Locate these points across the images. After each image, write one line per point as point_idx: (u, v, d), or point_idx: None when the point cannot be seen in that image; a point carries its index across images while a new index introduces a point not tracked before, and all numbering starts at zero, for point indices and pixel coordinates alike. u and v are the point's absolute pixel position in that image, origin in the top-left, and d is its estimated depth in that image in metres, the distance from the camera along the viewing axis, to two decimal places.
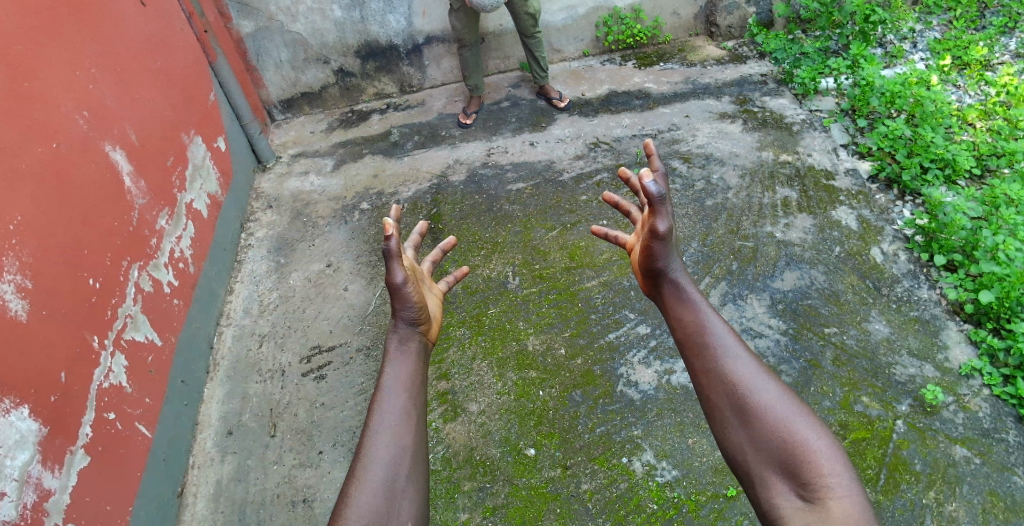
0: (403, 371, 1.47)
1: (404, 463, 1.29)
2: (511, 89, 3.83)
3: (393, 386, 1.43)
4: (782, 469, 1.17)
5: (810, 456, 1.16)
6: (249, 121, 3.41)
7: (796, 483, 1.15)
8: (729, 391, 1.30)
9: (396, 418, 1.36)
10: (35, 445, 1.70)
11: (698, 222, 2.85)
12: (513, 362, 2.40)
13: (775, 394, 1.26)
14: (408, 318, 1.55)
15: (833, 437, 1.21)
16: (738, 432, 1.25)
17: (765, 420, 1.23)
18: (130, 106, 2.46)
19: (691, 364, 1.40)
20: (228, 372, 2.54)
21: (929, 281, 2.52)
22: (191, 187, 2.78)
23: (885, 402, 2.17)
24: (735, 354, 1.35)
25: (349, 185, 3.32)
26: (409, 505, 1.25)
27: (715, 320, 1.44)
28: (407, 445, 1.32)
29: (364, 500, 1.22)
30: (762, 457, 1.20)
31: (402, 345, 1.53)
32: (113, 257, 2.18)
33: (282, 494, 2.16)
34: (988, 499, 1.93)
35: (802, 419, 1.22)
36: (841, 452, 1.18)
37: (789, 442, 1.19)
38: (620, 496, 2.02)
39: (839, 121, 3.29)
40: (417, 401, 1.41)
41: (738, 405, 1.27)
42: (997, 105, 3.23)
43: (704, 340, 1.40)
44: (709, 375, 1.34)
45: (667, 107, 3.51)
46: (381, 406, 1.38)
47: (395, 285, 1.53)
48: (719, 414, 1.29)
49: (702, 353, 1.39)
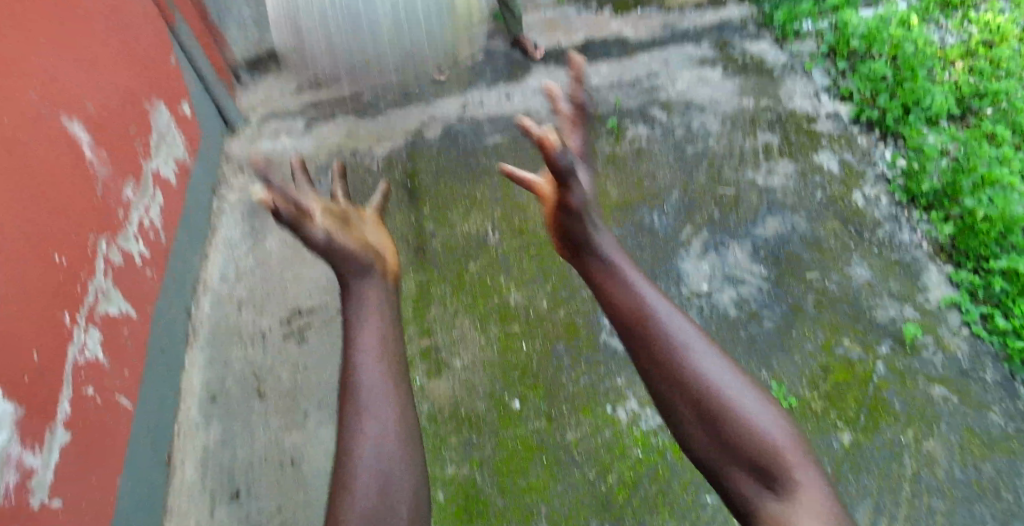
0: (370, 334, 1.38)
1: (392, 439, 1.24)
2: (486, 39, 3.70)
3: (364, 358, 1.34)
4: (750, 464, 1.14)
5: (776, 447, 1.13)
6: (216, 82, 3.27)
7: (766, 478, 1.12)
8: (684, 384, 1.23)
9: (374, 394, 1.29)
10: (14, 425, 1.66)
11: (678, 170, 2.81)
12: (495, 316, 2.39)
13: (729, 381, 1.22)
14: (358, 265, 1.49)
15: (789, 419, 1.20)
16: (701, 430, 1.20)
17: (725, 412, 1.18)
18: (89, 71, 2.33)
19: (638, 353, 1.33)
20: (209, 340, 2.50)
21: (910, 224, 2.52)
22: (157, 154, 2.68)
23: (866, 344, 2.19)
24: (685, 339, 1.29)
25: (323, 144, 3.24)
26: (406, 484, 1.20)
27: (661, 305, 1.36)
28: (391, 417, 1.27)
29: (362, 490, 1.17)
30: (728, 452, 1.16)
31: (364, 302, 1.45)
32: (79, 231, 2.10)
33: (269, 457, 2.16)
34: (965, 435, 1.98)
35: (762, 406, 1.19)
36: (800, 436, 1.18)
37: (755, 434, 1.15)
38: (606, 445, 2.04)
39: (820, 64, 3.21)
40: (390, 369, 1.34)
41: (695, 398, 1.22)
42: (980, 45, 3.20)
43: (648, 325, 1.32)
44: (660, 365, 1.27)
45: (645, 54, 3.41)
46: (356, 383, 1.31)
47: (322, 246, 1.47)
48: (676, 410, 1.23)
49: (651, 343, 1.30)
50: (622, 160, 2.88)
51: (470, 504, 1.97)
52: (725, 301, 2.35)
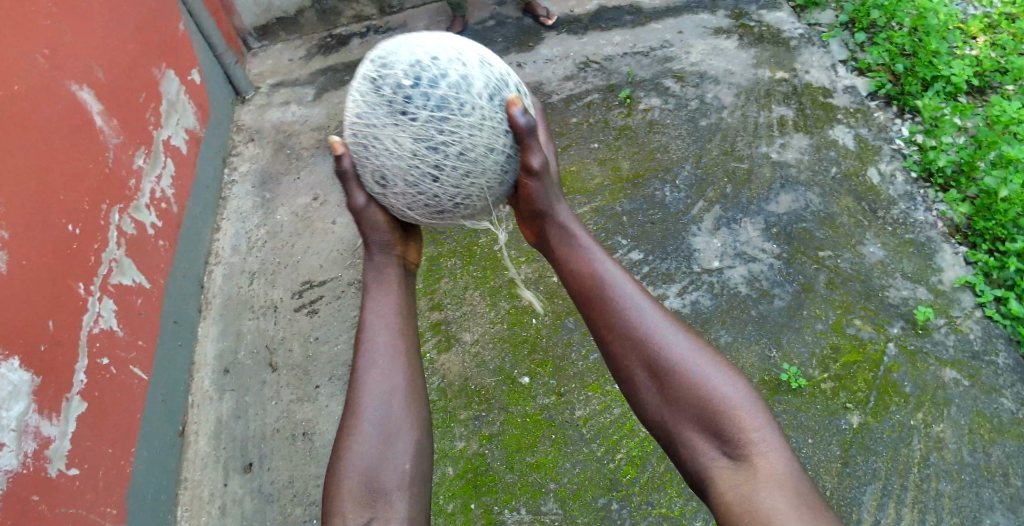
0: (386, 306, 1.44)
1: (398, 399, 1.30)
2: (496, 6, 3.61)
3: (377, 324, 1.40)
4: (703, 427, 1.15)
5: (728, 409, 1.14)
6: (223, 50, 3.22)
7: (719, 440, 1.13)
8: (639, 351, 1.26)
9: (384, 358, 1.34)
10: (29, 395, 1.68)
11: (691, 143, 2.77)
12: (506, 291, 2.39)
13: (684, 346, 1.24)
14: (380, 244, 1.53)
15: (748, 382, 1.20)
16: (655, 399, 1.22)
17: (678, 376, 1.20)
18: (90, 37, 2.28)
19: (597, 324, 1.36)
20: (220, 312, 2.52)
21: (926, 203, 2.48)
22: (168, 123, 2.66)
23: (878, 325, 2.19)
24: (640, 309, 1.31)
25: (332, 114, 3.20)
26: (407, 443, 1.27)
27: (618, 277, 1.39)
28: (399, 383, 1.32)
29: (363, 448, 1.24)
30: (681, 416, 1.18)
31: (382, 276, 1.50)
32: (91, 202, 2.10)
33: (282, 429, 2.20)
34: (975, 419, 1.99)
35: (715, 369, 1.20)
36: (758, 398, 1.17)
37: (708, 398, 1.16)
38: (614, 422, 2.07)
39: (839, 35, 3.13)
40: (403, 337, 1.39)
41: (649, 364, 1.24)
42: (1004, 18, 3.10)
43: (606, 296, 1.36)
44: (617, 335, 1.30)
45: (659, 23, 3.32)
46: (367, 347, 1.36)
47: (359, 209, 1.50)
48: (632, 378, 1.26)
49: (608, 316, 1.34)
50: (634, 133, 2.84)
51: (479, 480, 2.00)
52: (736, 278, 2.34)
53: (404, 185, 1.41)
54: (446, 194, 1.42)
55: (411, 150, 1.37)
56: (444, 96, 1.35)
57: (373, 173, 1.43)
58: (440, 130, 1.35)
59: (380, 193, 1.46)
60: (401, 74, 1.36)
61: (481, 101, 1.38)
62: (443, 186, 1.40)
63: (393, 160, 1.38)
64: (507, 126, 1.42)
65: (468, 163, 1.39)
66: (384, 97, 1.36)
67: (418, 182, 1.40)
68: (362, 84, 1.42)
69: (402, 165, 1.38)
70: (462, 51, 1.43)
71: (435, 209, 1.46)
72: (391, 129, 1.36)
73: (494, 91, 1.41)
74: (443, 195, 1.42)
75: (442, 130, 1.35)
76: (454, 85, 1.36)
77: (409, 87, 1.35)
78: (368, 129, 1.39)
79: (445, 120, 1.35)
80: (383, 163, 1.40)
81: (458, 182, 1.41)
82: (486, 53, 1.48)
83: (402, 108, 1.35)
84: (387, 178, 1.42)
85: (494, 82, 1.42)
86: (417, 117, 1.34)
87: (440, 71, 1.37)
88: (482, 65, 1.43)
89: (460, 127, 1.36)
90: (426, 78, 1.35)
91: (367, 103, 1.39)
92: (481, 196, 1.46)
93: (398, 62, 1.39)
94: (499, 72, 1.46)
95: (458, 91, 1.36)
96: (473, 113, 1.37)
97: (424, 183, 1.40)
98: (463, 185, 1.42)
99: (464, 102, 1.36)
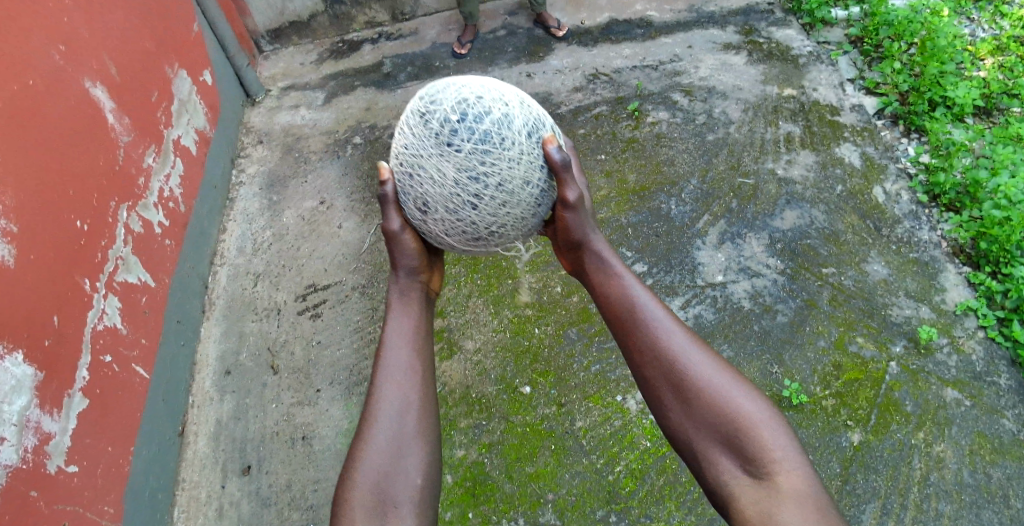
0: (405, 324, 1.47)
1: (412, 414, 1.31)
2: (508, 16, 3.64)
3: (396, 340, 1.42)
4: (727, 446, 1.17)
5: (752, 428, 1.16)
6: (236, 52, 3.25)
7: (741, 459, 1.16)
8: (665, 370, 1.29)
9: (401, 373, 1.36)
10: (32, 390, 1.69)
11: (698, 158, 2.78)
12: (509, 300, 2.39)
13: (709, 366, 1.26)
14: (408, 267, 1.56)
15: (771, 403, 1.22)
16: (680, 416, 1.24)
17: (703, 395, 1.22)
18: (106, 36, 2.31)
19: (625, 343, 1.39)
20: (224, 312, 2.53)
21: (931, 223, 2.48)
22: (178, 123, 2.68)
23: (880, 343, 2.19)
24: (667, 328, 1.34)
25: (340, 118, 3.22)
26: (417, 459, 1.27)
27: (645, 294, 1.42)
28: (413, 398, 1.33)
29: (374, 458, 1.24)
30: (706, 435, 1.20)
31: (404, 295, 1.53)
32: (100, 198, 2.12)
33: (282, 432, 2.20)
34: (976, 440, 1.98)
35: (739, 389, 1.22)
36: (781, 419, 1.19)
37: (732, 417, 1.18)
38: (614, 434, 2.06)
39: (847, 53, 3.16)
40: (420, 354, 1.41)
41: (675, 382, 1.26)
42: (1012, 40, 3.11)
43: (634, 316, 1.39)
44: (644, 354, 1.33)
45: (669, 37, 3.34)
46: (385, 361, 1.38)
47: (392, 232, 1.55)
48: (657, 393, 1.29)
49: (634, 331, 1.37)
50: (641, 146, 2.85)
51: (477, 488, 2.00)
52: (740, 292, 2.34)
53: (445, 211, 1.51)
54: (483, 221, 1.52)
55: (454, 179, 1.47)
56: (488, 131, 1.45)
57: (415, 199, 1.52)
58: (482, 162, 1.46)
59: (420, 219, 1.55)
60: (448, 110, 1.46)
61: (520, 138, 1.49)
62: (481, 213, 1.51)
63: (437, 188, 1.48)
64: (543, 160, 1.54)
65: (505, 194, 1.50)
66: (431, 130, 1.46)
67: (458, 208, 1.50)
68: (411, 117, 1.52)
69: (444, 192, 1.48)
70: (503, 91, 1.54)
71: (471, 234, 1.56)
72: (436, 159, 1.46)
73: (531, 129, 1.52)
74: (481, 222, 1.53)
75: (484, 162, 1.46)
76: (497, 121, 1.47)
77: (456, 121, 1.45)
78: (414, 159, 1.49)
79: (487, 153, 1.45)
80: (426, 191, 1.50)
81: (495, 210, 1.51)
82: (523, 95, 1.60)
83: (448, 140, 1.45)
84: (428, 204, 1.51)
85: (531, 122, 1.54)
86: (461, 148, 1.44)
87: (484, 108, 1.47)
88: (521, 106, 1.54)
89: (500, 160, 1.47)
90: (471, 114, 1.46)
91: (415, 135, 1.49)
92: (515, 225, 1.57)
93: (445, 99, 1.48)
94: (536, 113, 1.58)
95: (500, 128, 1.47)
96: (513, 147, 1.48)
97: (464, 210, 1.50)
98: (499, 214, 1.52)
99: (505, 138, 1.47)
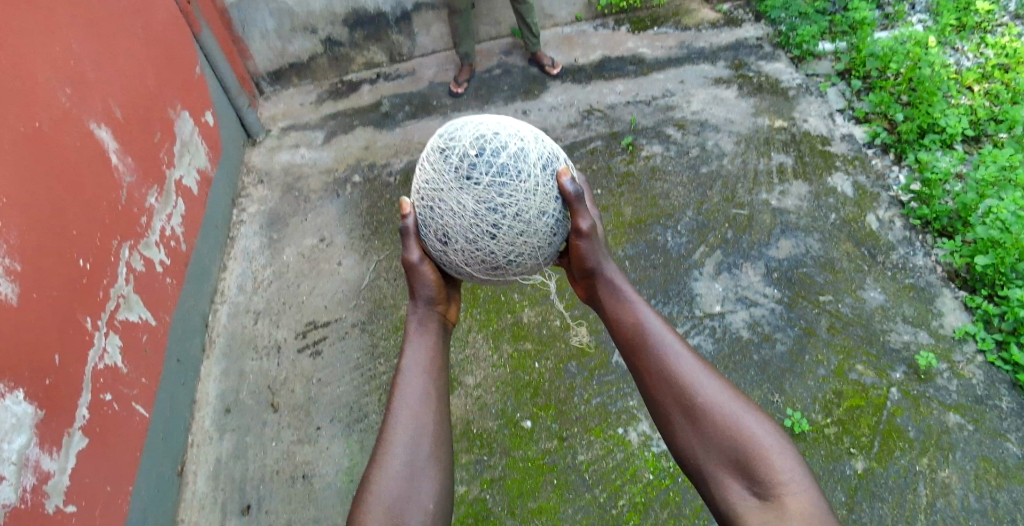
0: (422, 352, 1.48)
1: (426, 441, 1.31)
2: (503, 56, 3.74)
3: (412, 368, 1.43)
4: (735, 469, 1.18)
5: (761, 452, 1.17)
6: (236, 93, 3.32)
7: (750, 482, 1.16)
8: (676, 394, 1.31)
9: (416, 400, 1.37)
10: (32, 429, 1.69)
11: (693, 190, 2.82)
12: (508, 334, 2.40)
13: (719, 391, 1.28)
14: (426, 297, 1.59)
15: (781, 429, 1.22)
16: (690, 439, 1.26)
17: (713, 419, 1.24)
18: (113, 80, 2.38)
19: (637, 367, 1.41)
20: (224, 351, 2.53)
21: (925, 248, 2.51)
22: (180, 163, 2.72)
23: (880, 370, 2.18)
24: (678, 354, 1.36)
25: (340, 157, 3.27)
26: (431, 485, 1.26)
27: (655, 320, 1.44)
28: (427, 425, 1.34)
29: (388, 483, 1.24)
30: (715, 457, 1.21)
31: (421, 325, 1.55)
32: (102, 237, 2.14)
33: (282, 471, 2.18)
34: (981, 465, 1.96)
35: (749, 413, 1.23)
36: (791, 444, 1.20)
37: (741, 441, 1.19)
38: (617, 467, 2.04)
39: (835, 85, 3.24)
40: (436, 382, 1.42)
41: (685, 405, 1.28)
42: (997, 68, 3.18)
43: (645, 342, 1.41)
44: (655, 378, 1.35)
45: (661, 73, 3.44)
46: (401, 388, 1.39)
47: (411, 263, 1.60)
48: (667, 416, 1.31)
49: (646, 356, 1.40)
50: (636, 180, 2.90)
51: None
52: (738, 322, 2.35)
53: (465, 241, 1.54)
54: (502, 251, 1.55)
55: (473, 210, 1.51)
56: (505, 165, 1.49)
57: (436, 231, 1.56)
58: (500, 194, 1.50)
59: (441, 250, 1.59)
60: (467, 145, 1.50)
61: (535, 170, 1.53)
62: (500, 243, 1.54)
63: (457, 219, 1.52)
64: (557, 192, 1.57)
65: (523, 224, 1.53)
66: (451, 165, 1.51)
67: (477, 239, 1.53)
68: (432, 153, 1.57)
69: (464, 223, 1.52)
70: (519, 126, 1.58)
71: (491, 264, 1.58)
72: (456, 192, 1.51)
73: (546, 162, 1.56)
74: (500, 251, 1.55)
75: (501, 194, 1.50)
76: (513, 155, 1.51)
77: (474, 156, 1.49)
78: (435, 192, 1.54)
79: (505, 185, 1.49)
80: (447, 222, 1.54)
81: (513, 240, 1.54)
82: (539, 130, 1.64)
83: (467, 174, 1.49)
84: (449, 236, 1.55)
85: (546, 155, 1.57)
86: (480, 181, 1.49)
87: (501, 143, 1.51)
88: (536, 140, 1.58)
89: (517, 192, 1.50)
90: (489, 149, 1.50)
91: (435, 169, 1.54)
92: (533, 255, 1.59)
93: (464, 135, 1.53)
94: (550, 146, 1.62)
95: (517, 161, 1.51)
96: (529, 180, 1.52)
97: (483, 239, 1.53)
98: (517, 243, 1.55)
99: (522, 170, 1.51)
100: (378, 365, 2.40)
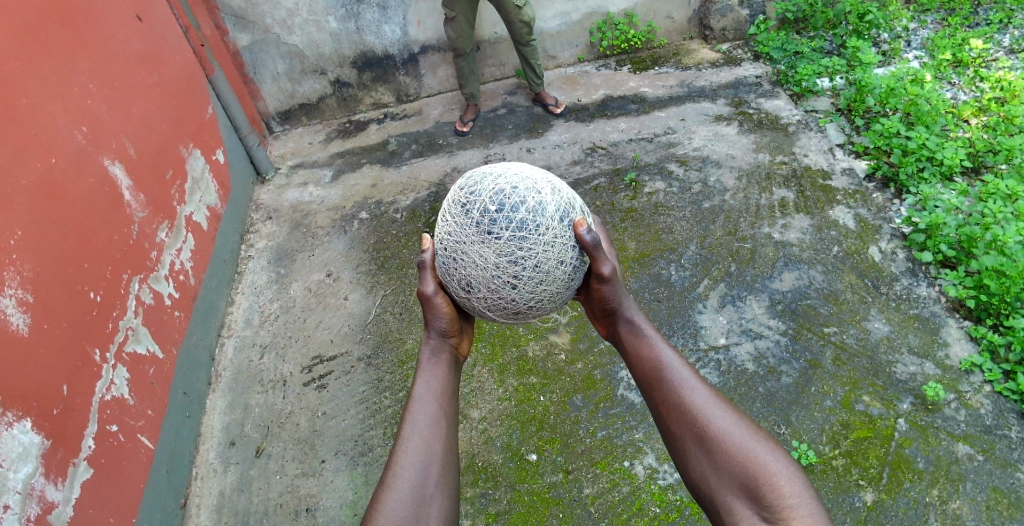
0: (434, 381, 1.50)
1: (434, 467, 1.32)
2: (507, 96, 3.84)
3: (424, 396, 1.45)
4: (745, 494, 1.19)
5: (770, 479, 1.17)
6: (247, 132, 3.42)
7: (759, 506, 1.17)
8: (689, 421, 1.31)
9: (426, 426, 1.38)
10: (38, 458, 1.70)
11: (696, 224, 2.86)
12: (513, 367, 2.40)
13: (730, 420, 1.29)
14: (440, 328, 1.60)
15: (791, 456, 1.22)
16: (702, 464, 1.26)
17: (724, 445, 1.25)
18: (128, 120, 2.46)
19: (653, 398, 1.42)
20: (230, 384, 2.54)
21: (928, 279, 2.51)
22: (191, 200, 2.79)
23: (887, 401, 2.17)
24: (691, 384, 1.37)
25: (348, 195, 3.34)
26: (438, 509, 1.27)
27: (670, 351, 1.46)
28: (438, 451, 1.35)
29: (396, 506, 1.25)
30: (726, 482, 1.22)
31: (434, 356, 1.56)
32: (113, 271, 2.18)
33: (285, 504, 2.16)
34: (992, 495, 1.93)
35: (760, 441, 1.24)
36: (801, 470, 1.20)
37: (750, 467, 1.20)
38: (623, 500, 2.02)
39: (835, 121, 3.29)
40: (447, 411, 1.44)
41: (697, 432, 1.29)
42: (993, 101, 3.20)
43: (661, 373, 1.42)
44: (670, 407, 1.36)
45: (662, 111, 3.52)
46: (413, 414, 1.41)
47: (426, 295, 1.60)
48: (680, 443, 1.32)
49: (661, 387, 1.41)
50: (640, 215, 2.94)
51: None
52: (743, 355, 2.35)
53: (487, 291, 1.57)
54: (523, 298, 1.59)
55: (495, 262, 1.54)
56: (524, 219, 1.52)
57: (458, 280, 1.59)
58: (520, 247, 1.53)
59: (463, 297, 1.61)
60: (487, 200, 1.54)
61: (553, 223, 1.55)
62: (521, 291, 1.57)
63: (479, 271, 1.55)
64: (574, 241, 1.59)
65: (542, 273, 1.56)
66: (472, 220, 1.55)
67: (499, 288, 1.57)
68: (453, 207, 1.60)
69: (486, 275, 1.55)
70: (535, 178, 1.60)
71: (512, 309, 1.62)
72: (478, 246, 1.54)
73: (563, 213, 1.58)
74: (520, 299, 1.59)
75: (521, 247, 1.53)
76: (532, 209, 1.54)
77: (494, 212, 1.53)
78: (457, 245, 1.57)
79: (525, 238, 1.52)
80: (469, 272, 1.56)
81: (533, 288, 1.58)
82: (555, 177, 1.65)
83: (488, 229, 1.52)
84: (471, 285, 1.58)
85: (563, 206, 1.59)
86: (500, 236, 1.52)
87: (520, 197, 1.54)
88: (553, 190, 1.60)
89: (537, 244, 1.53)
90: (508, 204, 1.53)
91: (457, 223, 1.57)
92: (551, 299, 1.63)
93: (483, 189, 1.56)
94: (567, 195, 1.63)
95: (536, 215, 1.54)
96: (547, 232, 1.54)
97: (504, 289, 1.57)
98: (538, 290, 1.59)
99: (540, 224, 1.53)
100: (383, 399, 2.40)
